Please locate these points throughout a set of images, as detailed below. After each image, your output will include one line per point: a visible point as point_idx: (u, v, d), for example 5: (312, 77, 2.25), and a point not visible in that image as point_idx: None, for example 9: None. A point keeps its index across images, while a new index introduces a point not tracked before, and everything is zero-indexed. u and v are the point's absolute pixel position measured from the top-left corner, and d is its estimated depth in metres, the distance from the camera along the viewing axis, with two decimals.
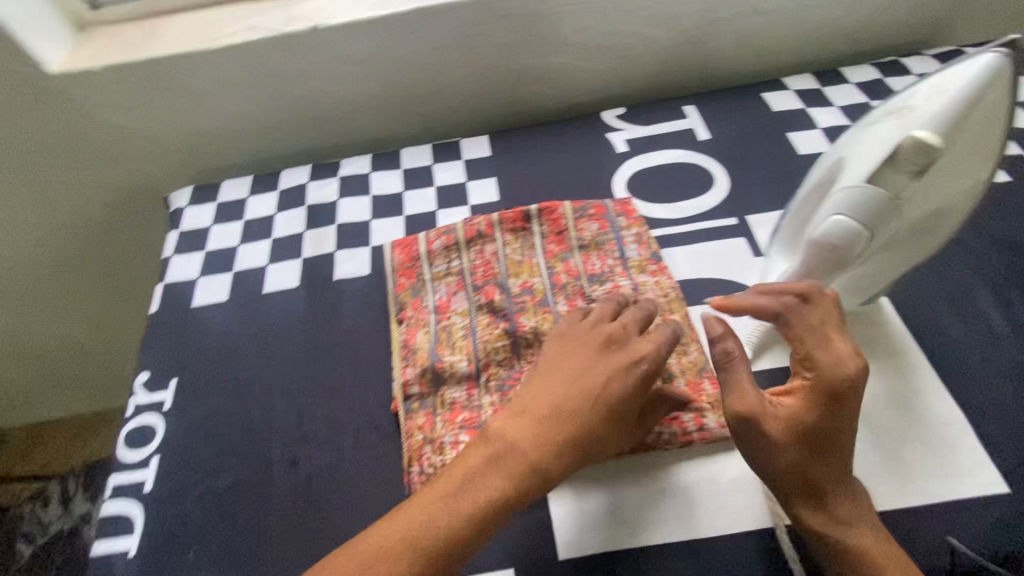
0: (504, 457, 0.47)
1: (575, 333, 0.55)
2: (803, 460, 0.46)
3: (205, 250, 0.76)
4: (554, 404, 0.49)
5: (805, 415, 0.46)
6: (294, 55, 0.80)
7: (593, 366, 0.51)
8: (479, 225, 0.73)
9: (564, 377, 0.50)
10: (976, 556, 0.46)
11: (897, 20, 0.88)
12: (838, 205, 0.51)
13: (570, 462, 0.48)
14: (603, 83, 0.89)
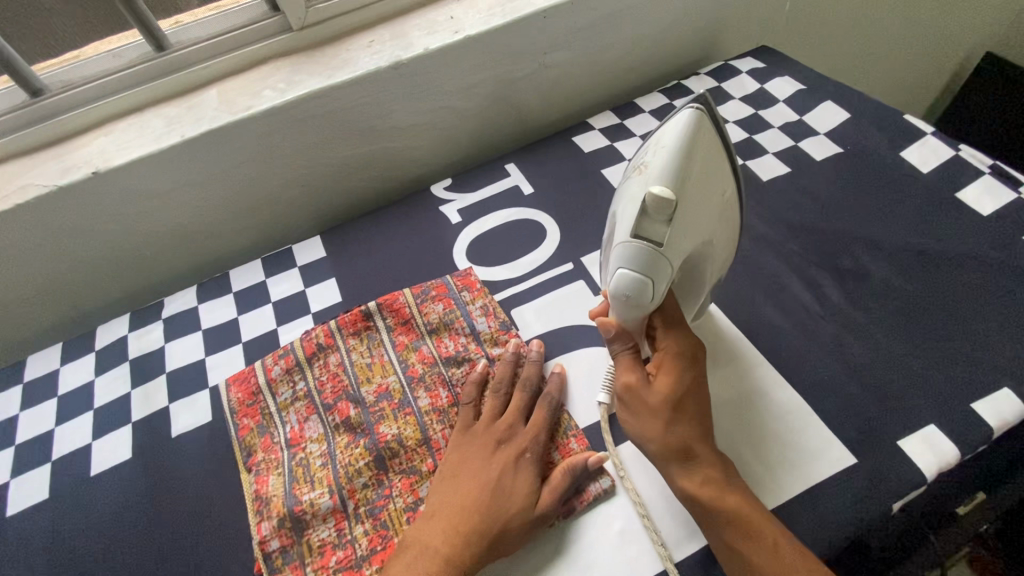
0: (419, 565, 0.52)
1: (469, 437, 0.61)
2: (673, 420, 0.53)
3: (14, 444, 0.71)
4: (462, 503, 0.55)
5: (675, 383, 0.55)
6: (85, 204, 0.78)
7: (488, 465, 0.58)
8: (318, 338, 0.70)
9: (471, 477, 0.57)
10: (829, 525, 0.56)
11: (664, 48, 1.04)
12: (620, 262, 0.52)
13: (481, 558, 0.52)
14: (430, 157, 0.96)
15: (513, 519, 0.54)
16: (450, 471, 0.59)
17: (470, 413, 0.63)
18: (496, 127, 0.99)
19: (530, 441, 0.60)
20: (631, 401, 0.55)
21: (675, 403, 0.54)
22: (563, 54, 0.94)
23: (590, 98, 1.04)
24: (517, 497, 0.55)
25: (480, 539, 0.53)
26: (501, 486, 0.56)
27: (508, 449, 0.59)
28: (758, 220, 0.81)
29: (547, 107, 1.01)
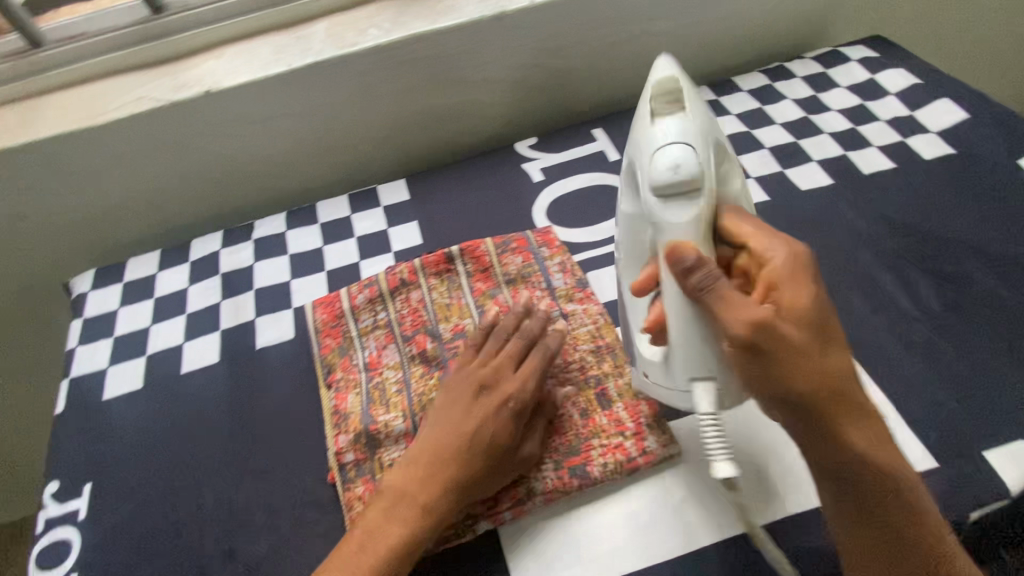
0: (396, 512, 0.53)
1: (458, 380, 0.60)
2: (823, 352, 0.46)
3: (112, 335, 0.76)
4: (437, 448, 0.55)
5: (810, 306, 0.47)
6: (192, 120, 0.81)
7: (470, 415, 0.56)
8: (401, 273, 0.73)
9: (450, 427, 0.56)
10: None
11: (769, 29, 1.01)
12: (655, 142, 0.51)
13: (455, 501, 0.54)
14: (517, 115, 0.96)
15: (489, 468, 0.54)
16: (431, 419, 0.58)
17: (464, 359, 0.62)
18: (586, 92, 0.98)
19: (516, 389, 0.58)
20: (767, 340, 0.45)
21: (813, 328, 0.46)
22: (664, 23, 0.92)
23: (684, 72, 1.01)
24: (495, 445, 0.55)
25: (455, 489, 0.54)
26: (479, 436, 0.55)
27: (491, 396, 0.57)
28: (854, 212, 0.78)
29: (639, 77, 0.99)
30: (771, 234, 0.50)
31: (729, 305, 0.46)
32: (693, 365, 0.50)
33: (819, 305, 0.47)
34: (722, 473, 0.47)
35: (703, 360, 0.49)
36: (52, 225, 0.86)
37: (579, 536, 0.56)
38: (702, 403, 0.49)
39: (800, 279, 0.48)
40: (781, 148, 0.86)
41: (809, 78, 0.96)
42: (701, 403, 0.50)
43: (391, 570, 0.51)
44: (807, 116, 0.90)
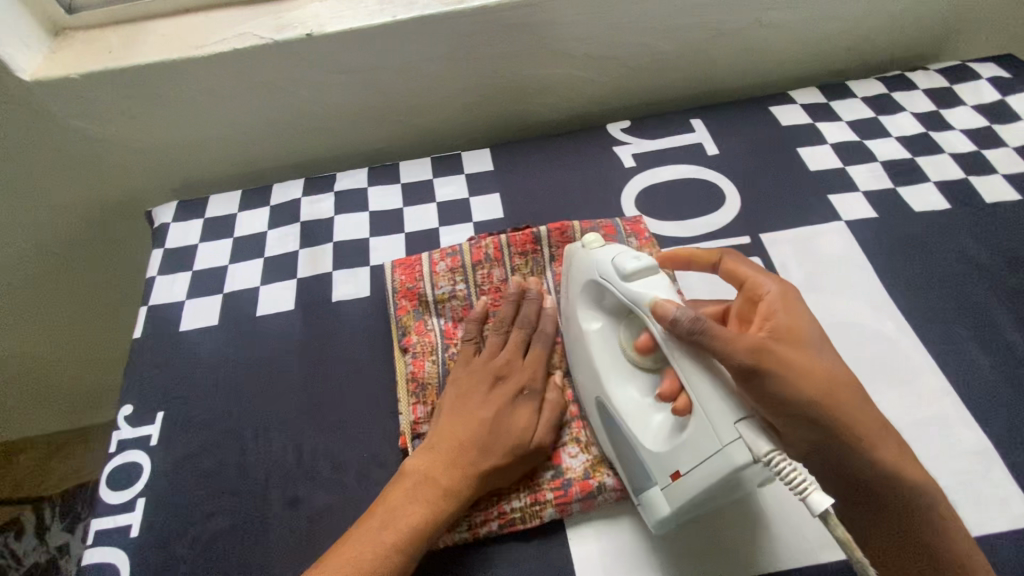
0: (417, 493, 0.52)
1: (468, 370, 0.60)
2: (817, 365, 0.50)
3: (192, 269, 0.77)
4: (460, 436, 0.54)
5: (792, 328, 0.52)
6: (289, 62, 0.79)
7: (484, 404, 0.57)
8: (486, 248, 0.70)
9: (473, 417, 0.56)
10: None
11: (893, 33, 0.94)
12: (611, 265, 0.55)
13: (478, 485, 0.53)
14: (611, 95, 0.92)
15: (507, 456, 0.54)
16: (445, 407, 0.58)
17: (472, 349, 0.62)
18: (687, 80, 0.93)
19: (528, 378, 0.59)
20: (767, 365, 0.47)
21: (802, 345, 0.51)
22: (785, 14, 0.86)
23: (793, 69, 0.95)
24: (514, 433, 0.55)
25: (474, 476, 0.53)
26: (497, 423, 0.55)
27: (505, 387, 0.58)
28: (973, 242, 0.72)
29: (745, 69, 0.93)
30: (761, 271, 0.57)
31: (726, 337, 0.47)
32: (726, 407, 0.45)
33: (804, 327, 0.53)
34: (822, 502, 0.40)
35: (732, 403, 0.45)
36: (140, 153, 0.87)
37: (647, 540, 0.54)
38: (758, 441, 0.43)
39: (790, 308, 0.54)
40: (895, 164, 0.80)
41: (932, 91, 0.89)
42: (752, 441, 0.44)
43: (414, 549, 0.50)
44: (927, 131, 0.84)
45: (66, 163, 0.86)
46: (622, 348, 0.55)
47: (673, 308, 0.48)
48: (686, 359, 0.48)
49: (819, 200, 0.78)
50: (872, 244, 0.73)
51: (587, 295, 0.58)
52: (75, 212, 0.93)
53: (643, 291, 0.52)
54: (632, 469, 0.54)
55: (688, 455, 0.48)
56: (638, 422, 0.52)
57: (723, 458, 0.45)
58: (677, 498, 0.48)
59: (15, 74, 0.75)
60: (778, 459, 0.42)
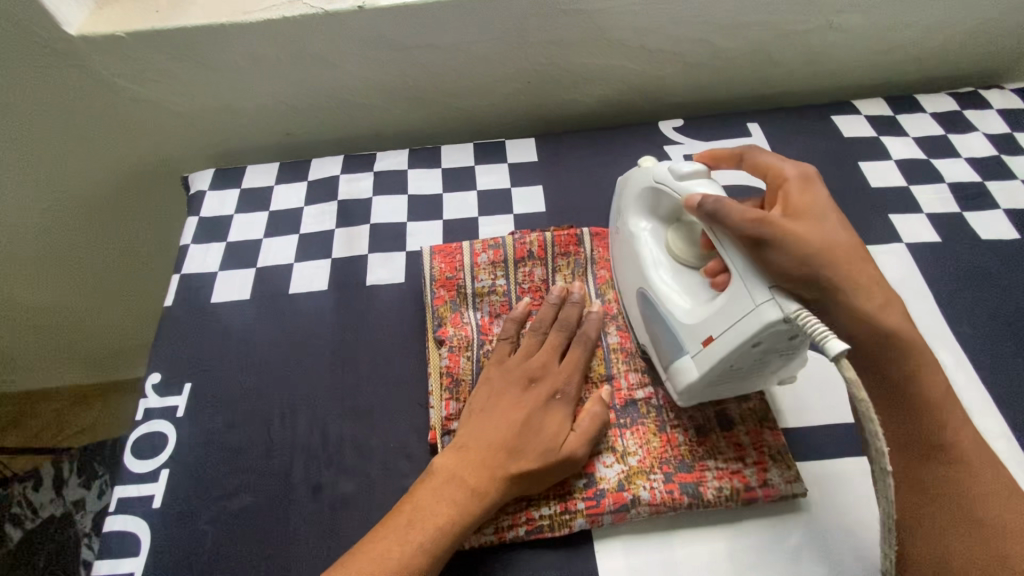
0: (445, 493, 0.50)
1: (501, 371, 0.58)
2: (823, 235, 0.48)
3: (225, 241, 0.76)
4: (491, 439, 0.53)
5: (806, 203, 0.50)
6: (336, 35, 0.76)
7: (519, 405, 0.55)
8: (529, 245, 0.68)
9: (507, 418, 0.54)
10: None
11: (969, 47, 0.89)
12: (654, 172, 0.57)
13: (509, 488, 0.51)
14: (664, 92, 0.89)
15: (539, 458, 0.51)
16: (477, 406, 0.56)
17: (506, 349, 0.60)
18: (745, 81, 0.89)
19: (563, 381, 0.57)
20: (774, 234, 0.46)
21: (816, 219, 0.49)
22: (858, 19, 0.82)
23: (857, 78, 0.90)
24: (546, 436, 0.53)
25: (502, 478, 0.51)
26: (529, 425, 0.53)
27: (540, 389, 0.56)
28: None
29: (807, 74, 0.89)
30: (783, 159, 0.54)
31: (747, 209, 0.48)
32: (761, 274, 0.46)
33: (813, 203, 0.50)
34: (838, 347, 0.41)
35: (766, 271, 0.46)
36: (180, 117, 0.85)
37: (677, 560, 0.52)
38: (788, 300, 0.44)
39: (808, 192, 0.51)
40: (963, 186, 0.76)
41: (1007, 112, 0.84)
42: (785, 302, 0.44)
43: (439, 552, 0.48)
44: (999, 155, 0.79)
45: (105, 122, 0.85)
46: (669, 247, 0.57)
47: (699, 198, 0.50)
48: (720, 233, 0.49)
49: (878, 218, 0.74)
50: (933, 270, 0.69)
51: (641, 204, 0.60)
52: (111, 172, 0.92)
53: (692, 185, 0.53)
54: (666, 349, 0.55)
55: (718, 322, 0.48)
56: (673, 302, 0.54)
57: (756, 316, 0.45)
58: (706, 363, 0.49)
59: (61, 28, 0.74)
60: (804, 314, 0.43)
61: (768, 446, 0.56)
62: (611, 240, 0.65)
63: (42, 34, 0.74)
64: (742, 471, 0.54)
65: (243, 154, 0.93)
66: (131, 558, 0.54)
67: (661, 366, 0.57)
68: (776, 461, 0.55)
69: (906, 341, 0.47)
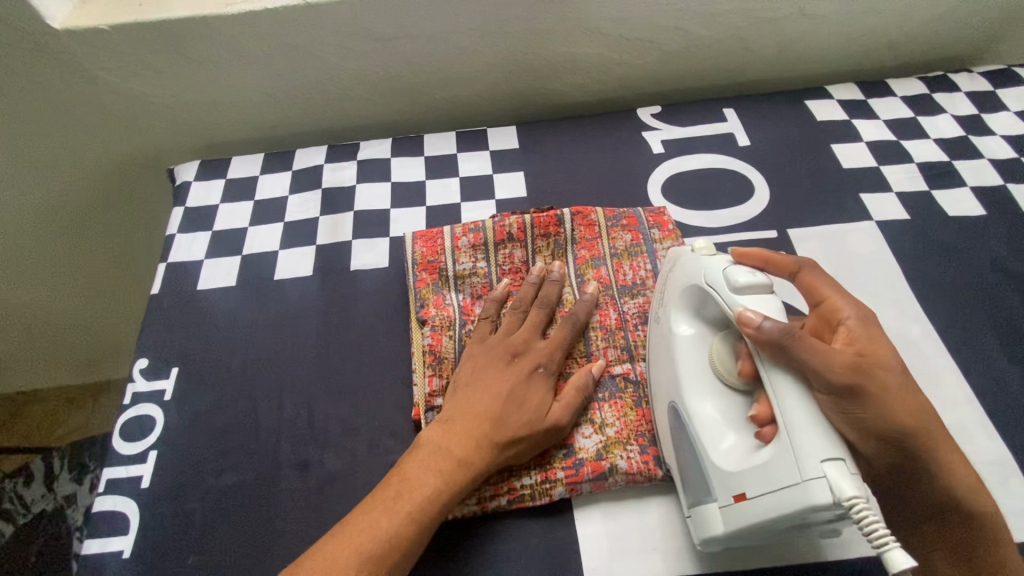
0: (432, 463, 0.52)
1: (485, 348, 0.59)
2: (905, 396, 0.45)
3: (211, 230, 0.77)
4: (476, 411, 0.54)
5: (882, 351, 0.46)
6: (318, 26, 0.77)
7: (504, 379, 0.56)
8: (509, 227, 0.69)
9: (491, 390, 0.55)
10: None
11: (939, 33, 0.91)
12: (711, 277, 0.51)
13: (495, 460, 0.52)
14: (642, 80, 0.91)
15: (523, 430, 0.53)
16: (461, 381, 0.57)
17: (488, 326, 0.62)
18: (721, 68, 0.91)
19: (545, 356, 0.58)
20: (856, 390, 0.43)
21: (895, 372, 0.45)
22: (829, 6, 0.84)
23: (831, 63, 0.93)
24: (530, 408, 0.54)
25: (488, 449, 0.52)
26: (513, 398, 0.55)
27: (523, 363, 0.57)
28: (1008, 249, 0.70)
29: (782, 61, 0.91)
30: (845, 292, 0.50)
31: (823, 358, 0.43)
32: (816, 442, 0.41)
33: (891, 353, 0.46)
34: (903, 563, 0.36)
35: (824, 438, 0.41)
36: (165, 110, 0.86)
37: (654, 526, 0.54)
38: (845, 484, 0.39)
39: (877, 335, 0.47)
40: (931, 166, 0.79)
41: (975, 94, 0.87)
42: (838, 484, 0.39)
43: (425, 519, 0.49)
44: (966, 135, 0.82)
45: (91, 115, 0.86)
46: (713, 362, 0.52)
47: (758, 321, 0.45)
48: (777, 371, 0.45)
49: (850, 198, 0.76)
50: (903, 247, 0.71)
51: (686, 302, 0.55)
52: (97, 166, 0.93)
53: (749, 302, 0.48)
54: (693, 483, 0.50)
55: (758, 481, 0.44)
56: (707, 435, 0.49)
57: (801, 492, 0.40)
58: (736, 520, 0.45)
59: (44, 21, 0.74)
60: (861, 507, 0.38)
61: None
62: (651, 329, 0.60)
63: (27, 28, 0.75)
64: None
65: (229, 146, 0.94)
66: (120, 536, 0.55)
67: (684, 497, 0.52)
68: None
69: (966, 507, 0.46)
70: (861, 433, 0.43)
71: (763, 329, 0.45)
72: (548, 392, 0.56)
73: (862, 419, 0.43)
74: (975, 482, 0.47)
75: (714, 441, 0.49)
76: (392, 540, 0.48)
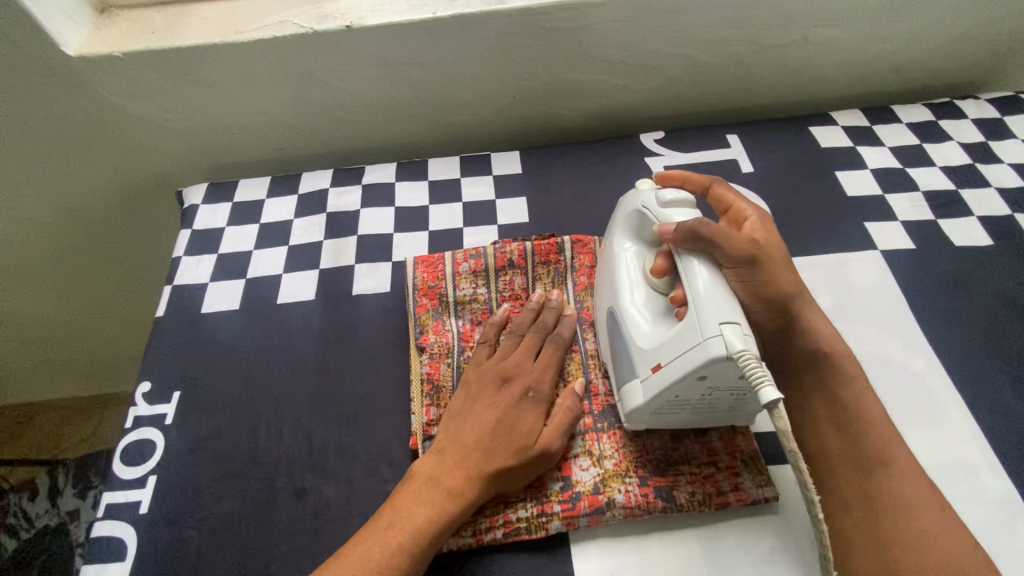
0: (425, 494, 0.52)
1: (478, 373, 0.59)
2: (784, 266, 0.56)
3: (216, 253, 0.78)
4: (467, 440, 0.54)
5: (768, 235, 0.57)
6: (326, 53, 0.79)
7: (494, 405, 0.56)
8: (511, 255, 0.70)
9: (482, 418, 0.55)
10: None
11: (946, 59, 0.91)
12: (645, 200, 0.58)
13: (486, 488, 0.52)
14: (647, 104, 0.91)
15: (512, 455, 0.53)
16: (455, 409, 0.57)
17: (485, 352, 0.62)
18: (725, 94, 0.91)
19: (537, 380, 0.58)
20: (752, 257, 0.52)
21: (778, 247, 0.57)
22: (835, 33, 0.84)
23: (835, 89, 0.92)
24: (520, 433, 0.54)
25: (478, 477, 0.52)
26: (503, 424, 0.54)
27: (513, 387, 0.57)
28: (1015, 281, 0.69)
29: (786, 86, 0.91)
30: (745, 198, 0.61)
31: (726, 240, 0.51)
32: (716, 309, 0.46)
33: (777, 237, 0.58)
34: (771, 396, 0.42)
35: (723, 308, 0.46)
36: (175, 133, 0.88)
37: (653, 563, 0.53)
38: (736, 341, 0.44)
39: (767, 225, 0.58)
40: (937, 194, 0.78)
41: (981, 121, 0.86)
42: (731, 341, 0.45)
43: (419, 553, 0.49)
44: (973, 163, 0.81)
45: (102, 137, 0.88)
46: (643, 269, 0.58)
47: (673, 225, 0.52)
48: (688, 259, 0.51)
49: (853, 226, 0.76)
50: (907, 276, 0.70)
51: (627, 223, 0.61)
52: (108, 186, 0.95)
53: (673, 212, 0.55)
54: (622, 370, 0.56)
55: (670, 349, 0.49)
56: (634, 323, 0.55)
57: (702, 349, 0.46)
58: (651, 389, 0.50)
59: (59, 49, 0.76)
60: (747, 357, 0.44)
61: (741, 451, 0.57)
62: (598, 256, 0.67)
63: (43, 55, 0.77)
64: (715, 475, 0.55)
65: (237, 169, 0.95)
66: (117, 562, 0.55)
67: (615, 384, 0.58)
68: (748, 464, 0.56)
69: (839, 360, 0.56)
70: (749, 291, 0.53)
71: (677, 228, 0.52)
72: (540, 417, 0.56)
73: (749, 281, 0.53)
74: (847, 350, 0.56)
75: (641, 328, 0.54)
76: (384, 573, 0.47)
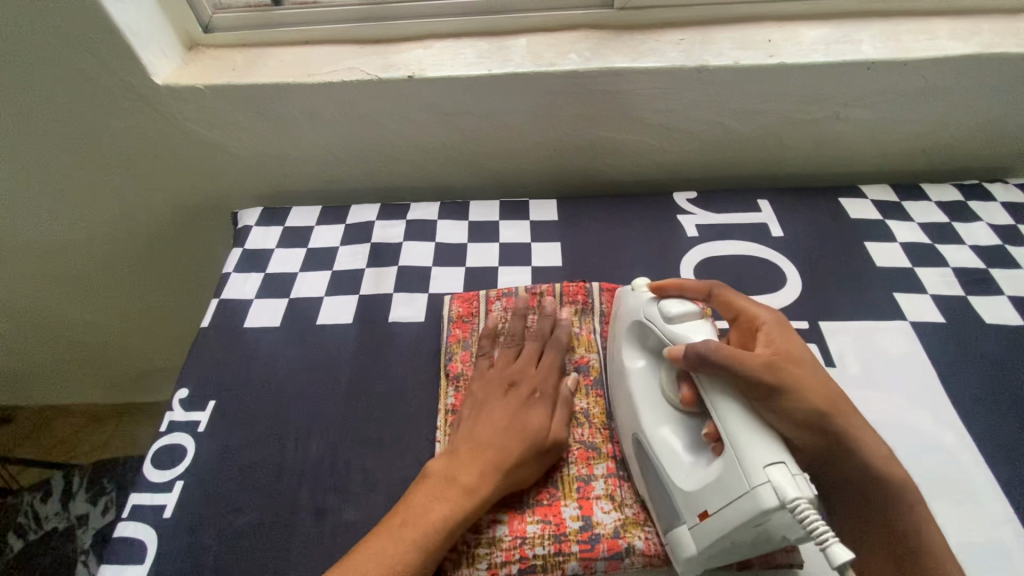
0: (439, 492, 0.54)
1: (483, 382, 0.64)
2: (822, 380, 0.52)
3: (263, 272, 0.82)
4: (481, 439, 0.57)
5: (789, 346, 0.54)
6: (387, 99, 0.85)
7: (504, 407, 0.60)
8: (539, 297, 0.73)
9: (493, 418, 0.58)
10: None
11: (977, 144, 0.94)
12: (647, 313, 0.59)
13: (501, 483, 0.54)
14: (681, 165, 0.96)
15: (525, 450, 0.56)
16: (466, 414, 0.61)
17: (485, 363, 0.66)
18: (758, 161, 0.95)
19: (541, 382, 0.62)
20: (781, 382, 0.49)
21: (800, 360, 0.53)
22: (867, 112, 0.88)
23: (866, 164, 0.96)
24: (530, 430, 0.57)
25: (493, 473, 0.54)
26: (514, 423, 0.58)
27: (520, 391, 0.61)
28: None
29: (818, 158, 0.95)
30: (753, 303, 0.59)
31: (742, 364, 0.49)
32: (757, 450, 0.45)
33: (799, 348, 0.54)
34: (841, 556, 0.40)
35: (765, 448, 0.45)
36: (239, 160, 0.94)
37: None
38: (787, 487, 0.43)
39: (788, 335, 0.55)
40: (968, 272, 0.79)
41: (1011, 205, 0.88)
42: (783, 486, 0.43)
43: (434, 546, 0.51)
44: (1002, 244, 0.82)
45: (170, 160, 0.94)
46: (666, 392, 0.56)
47: (685, 352, 0.51)
48: (718, 397, 0.49)
49: (883, 297, 0.77)
50: (939, 350, 0.71)
51: (632, 336, 0.62)
52: (166, 205, 1.00)
53: (682, 330, 0.55)
54: (663, 508, 0.53)
55: (716, 494, 0.47)
56: (671, 456, 0.52)
57: (751, 499, 0.44)
58: (704, 539, 0.47)
59: (150, 78, 0.84)
60: (803, 506, 0.42)
61: None
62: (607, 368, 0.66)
63: (132, 81, 0.84)
64: None
65: (289, 197, 1.01)
66: (135, 565, 0.56)
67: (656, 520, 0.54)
68: None
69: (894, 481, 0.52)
70: (791, 424, 0.48)
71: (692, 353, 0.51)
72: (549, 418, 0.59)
73: (788, 412, 0.48)
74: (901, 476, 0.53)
75: (676, 465, 0.52)
76: (400, 567, 0.49)
